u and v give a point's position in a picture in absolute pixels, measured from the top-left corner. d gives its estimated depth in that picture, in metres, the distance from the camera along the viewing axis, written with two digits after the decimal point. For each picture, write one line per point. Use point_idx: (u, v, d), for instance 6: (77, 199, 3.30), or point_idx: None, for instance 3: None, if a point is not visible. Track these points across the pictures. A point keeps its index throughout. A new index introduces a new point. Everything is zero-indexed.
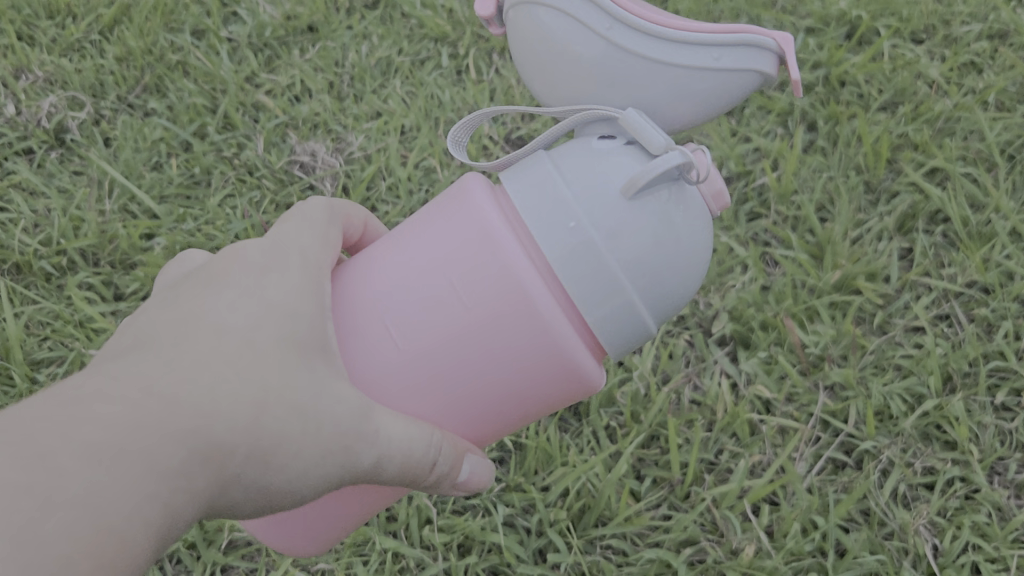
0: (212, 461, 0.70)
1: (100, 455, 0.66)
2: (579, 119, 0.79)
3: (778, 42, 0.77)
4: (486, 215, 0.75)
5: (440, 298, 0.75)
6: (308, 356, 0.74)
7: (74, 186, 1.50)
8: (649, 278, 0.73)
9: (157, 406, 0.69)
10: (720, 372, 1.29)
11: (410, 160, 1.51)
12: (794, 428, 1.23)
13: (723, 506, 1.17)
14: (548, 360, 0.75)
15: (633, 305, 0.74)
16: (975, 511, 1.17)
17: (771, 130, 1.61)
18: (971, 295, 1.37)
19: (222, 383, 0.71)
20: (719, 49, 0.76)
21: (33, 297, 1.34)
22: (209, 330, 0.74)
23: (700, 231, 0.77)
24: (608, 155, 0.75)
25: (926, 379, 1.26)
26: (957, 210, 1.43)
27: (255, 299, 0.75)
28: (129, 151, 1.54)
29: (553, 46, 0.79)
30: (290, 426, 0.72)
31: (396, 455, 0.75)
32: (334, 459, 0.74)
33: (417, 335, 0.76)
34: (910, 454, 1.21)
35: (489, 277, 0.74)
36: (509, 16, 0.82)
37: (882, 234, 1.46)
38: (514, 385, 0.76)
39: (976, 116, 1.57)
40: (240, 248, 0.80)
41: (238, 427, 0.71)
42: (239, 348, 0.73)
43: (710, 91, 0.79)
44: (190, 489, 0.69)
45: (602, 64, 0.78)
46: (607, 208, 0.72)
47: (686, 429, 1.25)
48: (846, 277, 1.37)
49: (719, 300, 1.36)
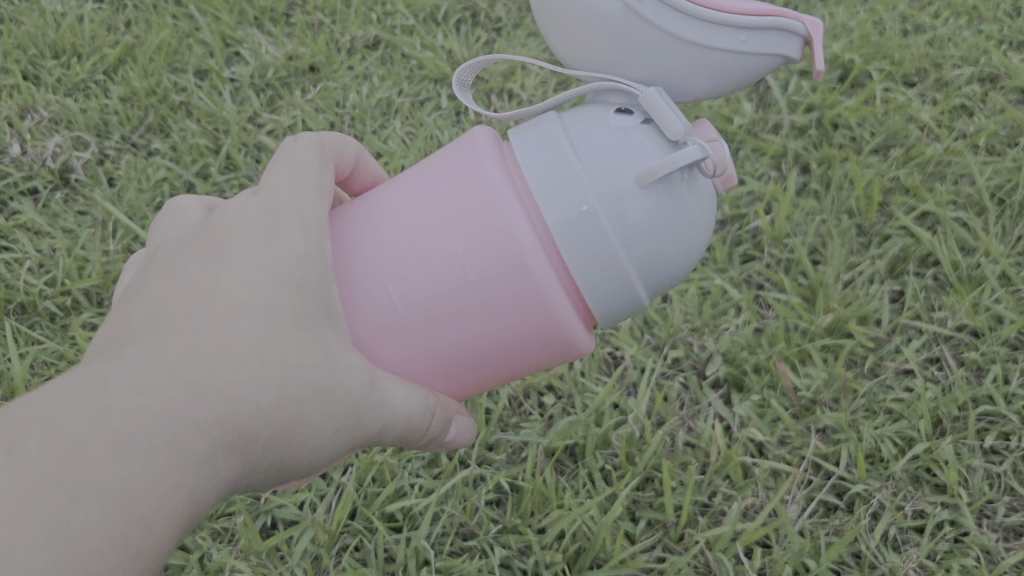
0: (234, 443, 0.73)
1: (127, 449, 0.69)
2: (600, 87, 0.83)
3: (806, 27, 0.82)
4: (491, 180, 0.78)
5: (443, 264, 0.78)
6: (321, 333, 0.76)
7: (79, 226, 1.52)
8: (647, 259, 0.79)
9: (180, 395, 0.72)
10: (713, 415, 1.32)
11: None
12: (786, 470, 1.25)
13: (717, 548, 1.18)
14: (550, 332, 0.80)
15: (632, 283, 0.79)
16: (964, 553, 1.19)
17: (765, 172, 1.65)
18: (961, 338, 1.39)
19: (241, 366, 0.74)
20: (748, 32, 0.81)
21: (38, 337, 1.36)
22: (223, 305, 0.76)
23: (704, 209, 0.82)
24: (625, 134, 0.79)
25: (916, 423, 1.28)
26: (947, 254, 1.46)
27: (267, 273, 0.77)
28: (133, 192, 1.56)
29: (578, 1, 0.82)
30: (307, 404, 0.76)
31: (395, 418, 0.80)
32: (342, 430, 0.78)
33: (421, 299, 0.79)
34: (900, 497, 1.23)
35: (491, 249, 0.77)
36: None
37: (874, 277, 1.48)
38: (512, 348, 0.80)
39: (966, 159, 1.60)
40: (245, 210, 0.81)
41: (258, 409, 0.74)
42: (254, 326, 0.75)
43: (726, 64, 0.82)
44: (211, 477, 0.73)
45: (623, 20, 0.80)
46: (619, 188, 0.77)
47: (681, 471, 1.27)
48: (838, 320, 1.39)
49: (713, 342, 1.39)
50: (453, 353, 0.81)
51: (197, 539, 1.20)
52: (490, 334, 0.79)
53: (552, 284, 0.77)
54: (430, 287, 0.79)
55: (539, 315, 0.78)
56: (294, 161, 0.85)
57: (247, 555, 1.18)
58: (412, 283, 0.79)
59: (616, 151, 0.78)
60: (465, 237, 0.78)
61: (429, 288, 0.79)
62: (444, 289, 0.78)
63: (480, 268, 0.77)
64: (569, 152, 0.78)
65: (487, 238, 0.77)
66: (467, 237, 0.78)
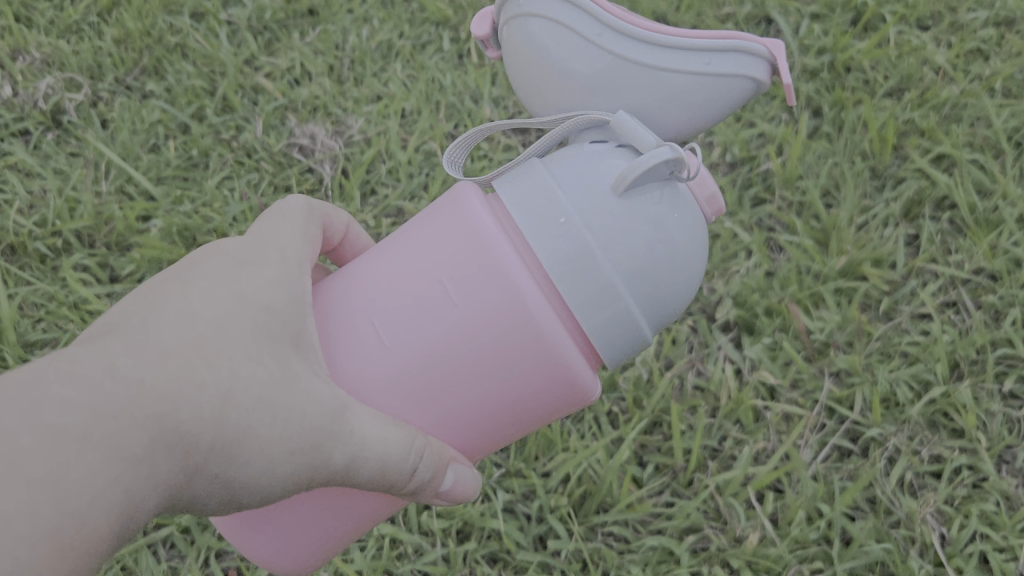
0: (175, 451, 0.68)
1: (55, 437, 0.64)
2: (571, 126, 0.79)
3: (769, 48, 0.77)
4: (472, 214, 0.74)
5: (429, 297, 0.74)
6: (278, 347, 0.72)
7: (70, 167, 1.48)
8: (646, 291, 0.73)
9: (122, 395, 0.68)
10: (724, 358, 1.28)
11: (410, 144, 1.49)
12: (799, 414, 1.21)
13: (727, 493, 1.14)
14: (535, 364, 0.73)
15: (629, 311, 0.73)
16: (983, 499, 1.15)
17: (777, 115, 1.57)
18: (979, 282, 1.35)
19: (190, 373, 0.70)
20: (710, 54, 0.76)
21: (27, 279, 1.32)
22: (182, 317, 0.72)
23: (694, 237, 0.76)
24: (601, 158, 0.75)
25: (933, 366, 1.24)
26: (964, 197, 1.41)
27: (229, 289, 0.74)
28: (126, 133, 1.51)
29: (546, 60, 0.79)
30: (258, 420, 0.70)
31: (373, 456, 0.73)
32: (305, 457, 0.71)
33: (404, 336, 0.74)
34: (916, 442, 1.19)
35: (478, 274, 0.72)
36: (504, 34, 0.82)
37: (888, 220, 1.43)
38: (502, 390, 0.74)
39: (983, 102, 1.54)
40: (221, 244, 0.79)
41: (204, 418, 0.69)
42: (210, 336, 0.71)
43: (703, 102, 0.78)
44: (152, 478, 0.68)
45: (599, 77, 0.77)
46: (598, 207, 0.72)
47: (690, 415, 1.23)
48: (852, 263, 1.35)
49: (722, 286, 1.35)
50: (438, 396, 0.75)
51: None
52: (478, 372, 0.74)
53: (541, 321, 0.72)
54: (416, 323, 0.74)
55: (526, 347, 0.72)
56: (283, 214, 0.83)
57: None
58: (399, 322, 0.75)
59: (592, 177, 0.73)
60: (451, 265, 0.74)
61: (416, 325, 0.74)
62: (428, 323, 0.74)
63: (464, 294, 0.73)
64: (549, 180, 0.74)
65: (474, 263, 0.73)
66: (453, 266, 0.74)
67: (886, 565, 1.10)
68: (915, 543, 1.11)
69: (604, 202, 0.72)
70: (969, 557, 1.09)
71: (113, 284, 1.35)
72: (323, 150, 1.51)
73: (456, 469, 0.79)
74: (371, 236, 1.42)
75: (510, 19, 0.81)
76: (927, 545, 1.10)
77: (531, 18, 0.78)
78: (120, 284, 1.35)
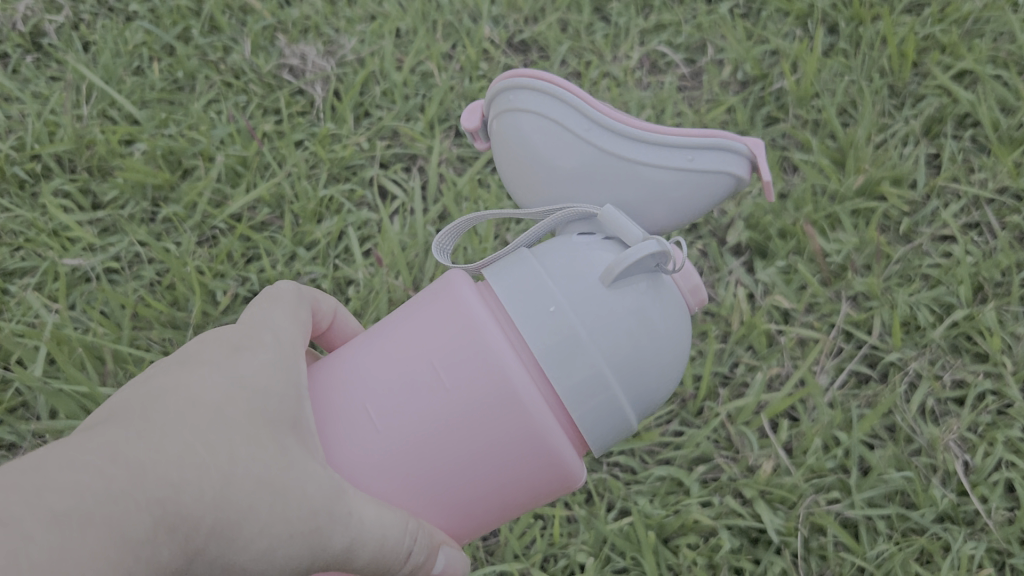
0: (178, 536, 0.59)
1: (60, 519, 0.53)
2: (558, 218, 0.74)
3: (751, 147, 0.72)
4: (466, 302, 0.67)
5: (418, 381, 0.66)
6: (279, 431, 0.64)
7: (50, 91, 1.40)
8: (636, 380, 0.67)
9: (125, 477, 0.58)
10: (735, 283, 1.22)
11: (405, 65, 1.41)
12: (815, 338, 1.16)
13: (739, 421, 1.09)
14: (535, 456, 0.66)
15: (615, 400, 0.66)
16: (1008, 426, 1.08)
17: (789, 33, 1.49)
18: (1004, 201, 1.28)
19: (192, 456, 0.60)
20: (693, 151, 0.71)
21: (5, 205, 1.26)
22: (173, 401, 0.64)
23: (679, 334, 0.70)
24: (586, 250, 0.69)
25: (955, 288, 1.18)
26: (987, 113, 1.33)
27: (223, 374, 0.66)
28: (108, 56, 1.42)
29: (531, 155, 0.74)
30: (261, 504, 0.61)
31: (372, 538, 0.64)
32: (303, 542, 0.62)
33: (391, 422, 0.66)
34: (938, 367, 1.13)
35: (473, 357, 0.65)
36: (489, 125, 0.77)
37: (908, 138, 1.36)
38: (500, 474, 0.67)
39: (1007, 16, 1.42)
40: (207, 335, 0.70)
41: (206, 497, 0.60)
42: (208, 416, 0.63)
43: (687, 200, 0.73)
44: (155, 565, 0.57)
45: (584, 170, 0.72)
46: (588, 296, 0.66)
47: (699, 341, 1.17)
48: (869, 182, 1.28)
49: (734, 207, 1.27)
50: (430, 485, 0.67)
51: None
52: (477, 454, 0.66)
53: (543, 411, 0.65)
54: (405, 406, 0.66)
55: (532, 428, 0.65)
56: (273, 297, 0.75)
57: None
58: (382, 406, 0.66)
59: (578, 266, 0.68)
60: (441, 349, 0.66)
61: (403, 409, 0.66)
62: (419, 405, 0.66)
63: (460, 378, 0.65)
64: (540, 272, 0.68)
65: (467, 346, 0.66)
66: (442, 349, 0.66)
67: (905, 494, 1.04)
68: (936, 472, 1.05)
69: (589, 291, 0.66)
70: (994, 486, 1.03)
71: (96, 211, 1.28)
72: (315, 71, 1.44)
73: (449, 554, 0.70)
74: (365, 160, 1.35)
75: (498, 111, 0.75)
76: (949, 473, 1.05)
77: (518, 112, 0.73)
78: (103, 210, 1.28)
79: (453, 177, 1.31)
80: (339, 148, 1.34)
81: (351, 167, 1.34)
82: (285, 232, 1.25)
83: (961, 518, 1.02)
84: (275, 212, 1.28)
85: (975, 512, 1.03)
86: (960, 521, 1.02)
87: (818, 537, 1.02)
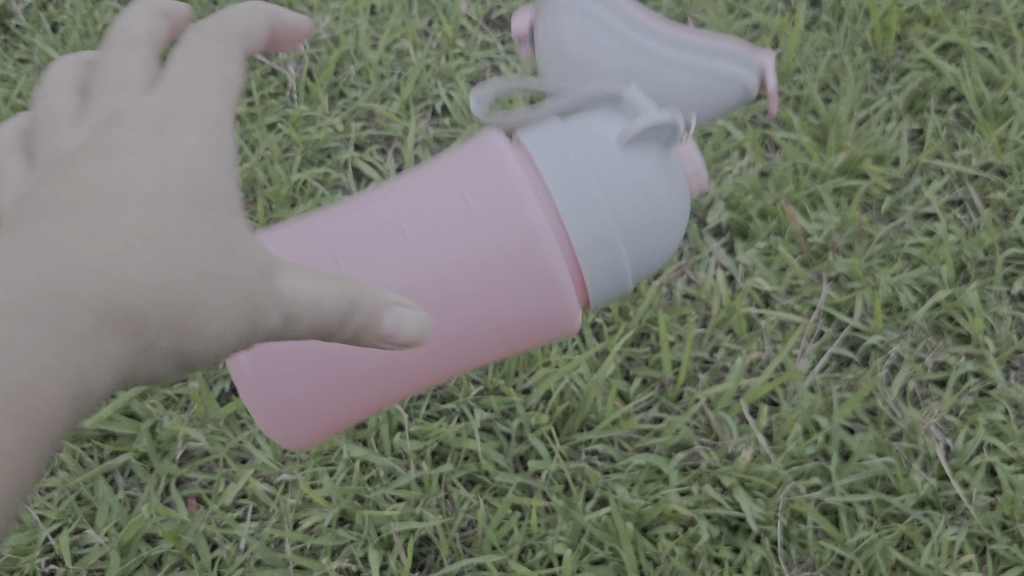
0: (118, 331, 0.55)
1: None
2: (580, 97, 0.79)
3: (764, 57, 0.82)
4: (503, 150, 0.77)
5: (449, 216, 0.77)
6: (211, 212, 0.59)
7: (18, 74, 1.37)
8: (636, 241, 0.76)
9: (51, 267, 0.54)
10: (715, 265, 1.19)
11: (381, 43, 1.38)
12: (795, 321, 1.14)
13: (719, 407, 1.08)
14: (541, 296, 0.78)
15: (619, 259, 0.76)
16: (990, 408, 1.08)
17: (772, 6, 1.45)
18: (988, 178, 1.26)
19: (118, 216, 0.56)
20: (715, 52, 0.82)
21: None
22: (99, 168, 0.58)
23: (677, 200, 0.78)
24: (602, 121, 0.77)
25: (938, 269, 1.17)
26: (971, 87, 1.32)
27: (150, 146, 0.60)
28: (77, 37, 1.39)
29: (572, 56, 0.83)
30: (197, 269, 0.58)
31: (305, 306, 0.61)
32: (235, 299, 0.59)
33: (421, 250, 0.78)
34: (920, 349, 1.12)
35: (491, 196, 0.76)
36: (534, 34, 0.86)
37: (891, 114, 1.33)
38: (504, 295, 0.79)
39: None
40: (125, 89, 0.64)
41: (146, 269, 0.56)
42: (135, 178, 0.58)
43: (704, 103, 0.84)
44: (93, 365, 0.55)
45: (621, 66, 0.82)
46: (606, 153, 0.75)
47: (679, 325, 1.15)
48: (851, 160, 1.27)
49: (714, 187, 1.26)
50: (450, 313, 0.80)
51: (147, 407, 1.07)
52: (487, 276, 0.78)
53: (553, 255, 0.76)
54: (434, 237, 0.78)
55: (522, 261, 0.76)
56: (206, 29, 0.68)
57: (204, 424, 1.07)
58: (415, 238, 0.78)
59: (600, 130, 0.76)
60: (472, 187, 0.77)
61: (430, 235, 0.78)
62: (447, 233, 0.77)
63: (484, 215, 0.76)
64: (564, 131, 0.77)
65: (484, 185, 0.76)
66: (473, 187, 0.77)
67: (886, 479, 1.03)
68: (919, 456, 1.04)
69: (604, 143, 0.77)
70: (975, 470, 1.03)
71: None
72: (288, 51, 1.40)
73: None
74: (340, 141, 1.32)
75: (544, 17, 0.84)
76: (930, 458, 1.04)
77: (563, 16, 0.83)
78: None
79: (429, 159, 1.29)
80: (314, 131, 1.31)
81: (325, 149, 1.32)
82: (259, 218, 1.22)
83: (942, 503, 1.01)
84: (248, 197, 1.26)
85: (956, 496, 1.02)
86: (941, 506, 1.01)
87: (798, 524, 1.01)
